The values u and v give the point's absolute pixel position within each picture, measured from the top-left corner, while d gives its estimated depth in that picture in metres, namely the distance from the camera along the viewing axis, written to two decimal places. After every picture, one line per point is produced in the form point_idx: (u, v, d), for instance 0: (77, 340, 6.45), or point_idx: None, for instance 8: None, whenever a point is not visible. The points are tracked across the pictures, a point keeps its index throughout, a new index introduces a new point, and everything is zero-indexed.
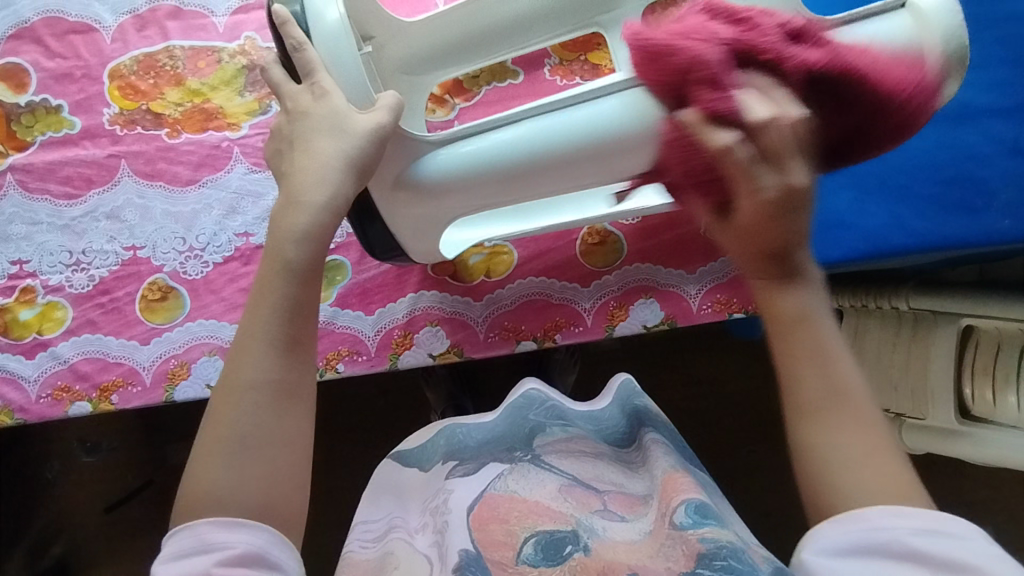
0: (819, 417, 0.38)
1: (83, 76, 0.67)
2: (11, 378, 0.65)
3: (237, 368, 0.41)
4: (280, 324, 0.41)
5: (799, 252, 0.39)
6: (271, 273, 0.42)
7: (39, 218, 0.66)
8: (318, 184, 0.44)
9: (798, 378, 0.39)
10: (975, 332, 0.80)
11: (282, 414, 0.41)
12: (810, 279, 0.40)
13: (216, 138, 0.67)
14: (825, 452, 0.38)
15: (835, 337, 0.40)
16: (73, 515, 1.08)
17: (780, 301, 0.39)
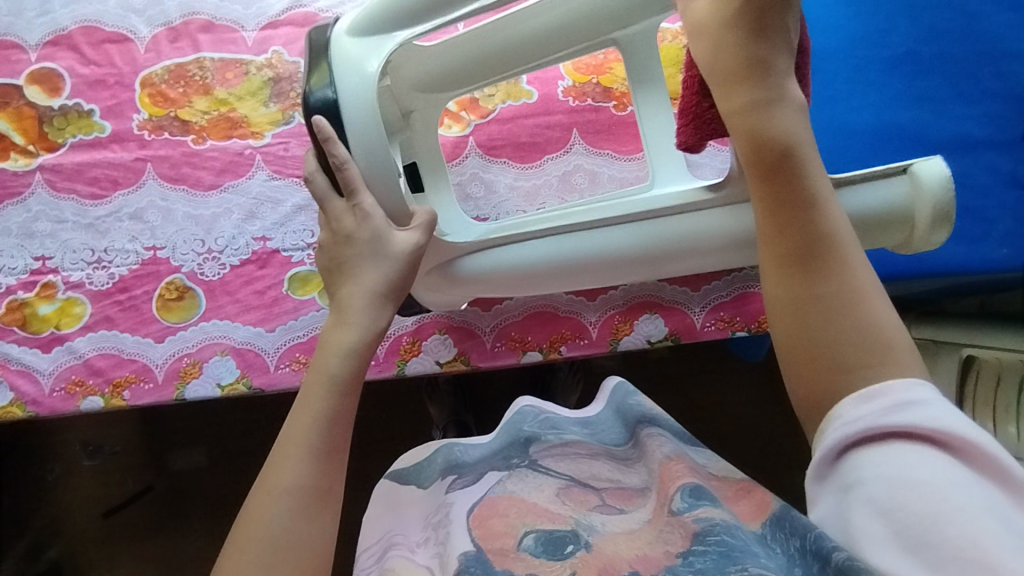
0: (808, 263, 0.39)
1: (115, 83, 0.70)
2: (26, 371, 0.66)
3: (276, 474, 0.45)
4: (318, 437, 0.46)
5: (777, 68, 0.42)
6: (316, 387, 0.47)
7: (64, 216, 0.69)
8: (363, 308, 0.49)
9: (788, 208, 0.40)
10: (976, 363, 0.81)
11: (312, 520, 0.44)
12: (798, 108, 0.42)
13: (240, 145, 0.70)
14: (807, 283, 0.38)
15: (823, 177, 0.41)
16: (71, 518, 1.08)
17: (765, 119, 0.41)
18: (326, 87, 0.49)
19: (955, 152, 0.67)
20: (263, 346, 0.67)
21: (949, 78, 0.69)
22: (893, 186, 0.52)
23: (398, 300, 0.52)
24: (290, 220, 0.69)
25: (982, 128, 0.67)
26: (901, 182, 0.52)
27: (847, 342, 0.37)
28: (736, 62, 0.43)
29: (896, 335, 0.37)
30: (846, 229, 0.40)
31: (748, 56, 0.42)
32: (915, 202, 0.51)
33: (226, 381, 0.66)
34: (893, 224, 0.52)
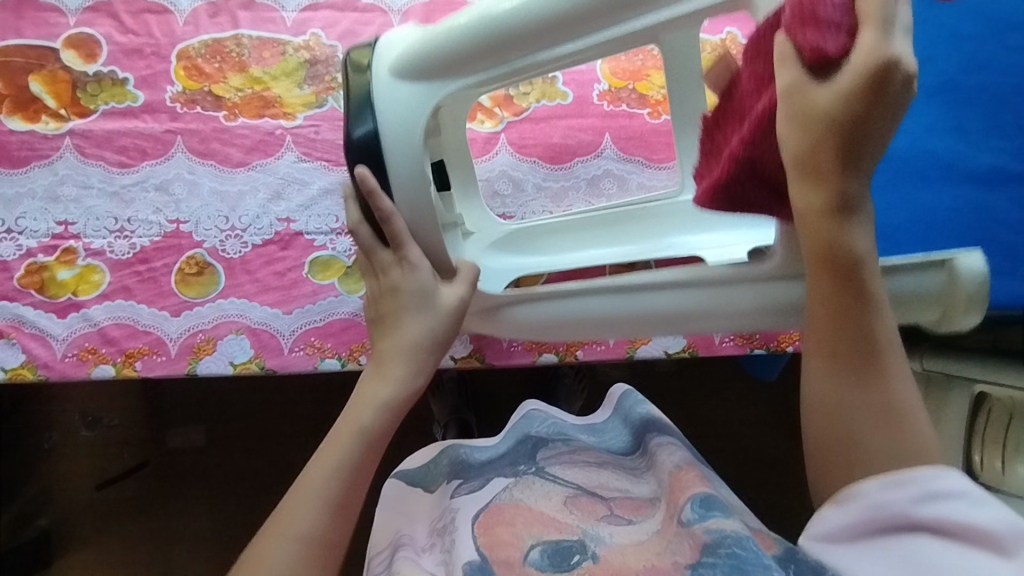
0: (854, 380, 0.41)
1: (152, 53, 0.70)
2: (40, 335, 0.66)
3: (289, 519, 0.45)
4: (334, 491, 0.46)
5: (856, 186, 0.40)
6: (343, 438, 0.48)
7: (91, 182, 0.68)
8: (409, 359, 0.50)
9: (842, 326, 0.41)
10: (988, 400, 0.80)
11: (311, 568, 0.44)
12: (866, 220, 0.42)
13: (271, 125, 0.70)
14: (854, 388, 0.41)
15: (881, 277, 0.42)
16: (64, 489, 1.07)
17: (835, 242, 0.41)
18: (366, 118, 0.48)
19: (985, 185, 0.67)
20: (279, 328, 0.67)
21: (986, 110, 0.68)
22: (930, 275, 0.52)
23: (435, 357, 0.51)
24: (316, 204, 0.69)
25: (1016, 162, 0.67)
26: (939, 273, 0.52)
27: (870, 429, 0.40)
28: (823, 170, 0.40)
29: (915, 423, 0.40)
30: (893, 335, 0.42)
31: (835, 150, 0.39)
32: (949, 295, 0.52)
33: (239, 359, 0.66)
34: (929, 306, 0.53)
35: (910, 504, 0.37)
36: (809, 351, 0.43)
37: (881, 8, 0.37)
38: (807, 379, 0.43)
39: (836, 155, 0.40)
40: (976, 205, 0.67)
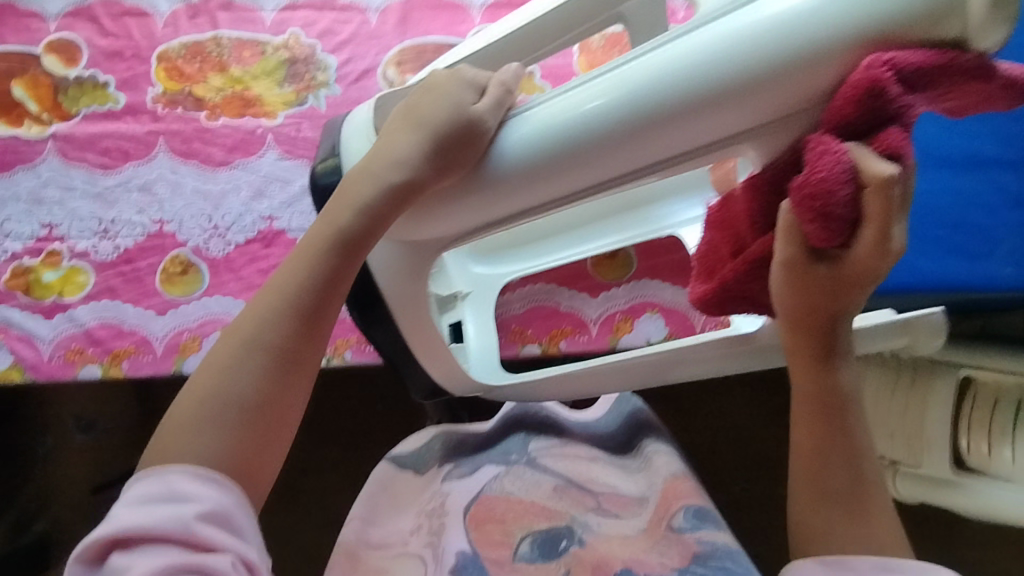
0: (835, 500, 0.43)
1: (132, 56, 0.71)
2: (26, 336, 0.66)
3: (254, 328, 0.43)
4: (303, 303, 0.44)
5: (844, 332, 0.42)
6: (319, 246, 0.44)
7: (74, 185, 0.69)
8: (395, 165, 0.43)
9: (827, 457, 0.43)
10: (975, 384, 0.81)
11: (279, 380, 0.42)
12: (851, 361, 0.44)
13: (252, 124, 0.70)
14: (839, 515, 0.42)
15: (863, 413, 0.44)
16: (60, 493, 1.08)
17: (825, 381, 0.43)
18: None
19: (963, 169, 0.68)
20: None
21: None
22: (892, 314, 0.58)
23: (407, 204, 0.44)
24: (298, 201, 0.70)
25: (992, 146, 0.67)
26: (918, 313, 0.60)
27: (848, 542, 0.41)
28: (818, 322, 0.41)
29: (892, 533, 0.42)
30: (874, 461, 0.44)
31: (822, 318, 0.41)
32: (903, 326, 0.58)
33: None
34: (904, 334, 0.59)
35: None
36: (797, 474, 0.44)
37: (887, 206, 0.33)
38: (795, 497, 0.45)
39: (825, 320, 0.41)
40: (952, 189, 0.68)
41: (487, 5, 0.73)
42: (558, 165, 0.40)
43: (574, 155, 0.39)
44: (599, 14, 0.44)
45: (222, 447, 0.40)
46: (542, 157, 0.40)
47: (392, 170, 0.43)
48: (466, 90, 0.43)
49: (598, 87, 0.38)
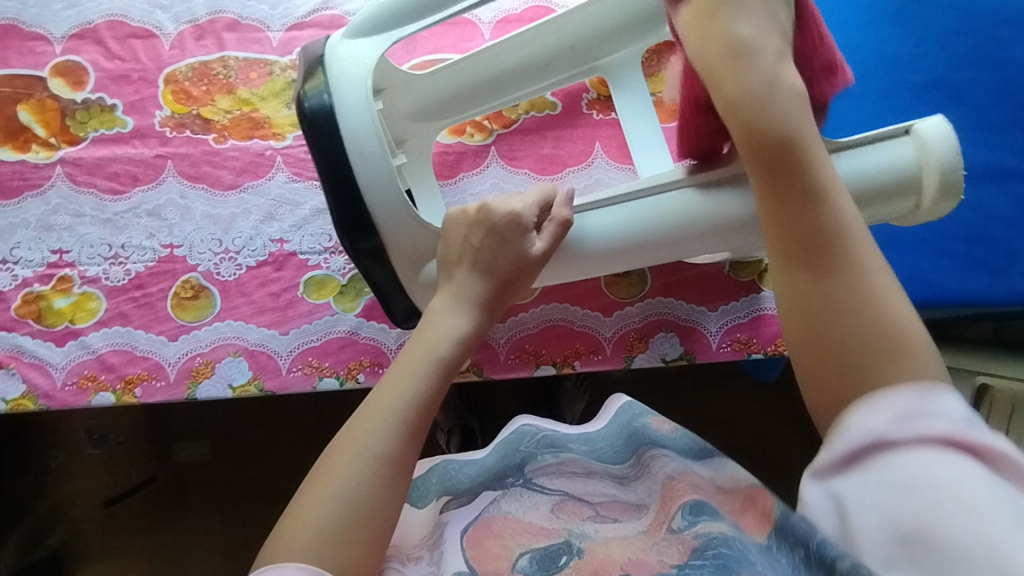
0: (816, 263, 0.39)
1: (139, 78, 0.70)
2: (39, 364, 0.66)
3: (364, 437, 0.44)
4: (408, 412, 0.46)
5: (778, 95, 0.42)
6: (421, 362, 0.48)
7: (84, 210, 0.68)
8: (454, 303, 0.51)
9: (784, 195, 0.40)
10: (990, 392, 0.79)
11: (387, 486, 0.43)
12: (798, 100, 0.42)
13: (261, 146, 0.70)
14: (812, 279, 0.39)
15: (827, 168, 0.41)
16: (72, 506, 1.08)
17: (766, 104, 0.42)
18: (321, 92, 0.51)
19: (979, 181, 0.67)
20: (276, 349, 0.67)
21: (979, 107, 0.67)
22: (897, 149, 0.49)
23: (491, 317, 0.53)
24: (308, 223, 0.69)
25: (1010, 157, 0.66)
26: (906, 143, 0.49)
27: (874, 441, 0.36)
28: (726, 49, 0.44)
29: (908, 337, 0.37)
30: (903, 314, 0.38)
31: (775, 142, 0.41)
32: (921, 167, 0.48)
33: (238, 382, 0.66)
34: (901, 191, 0.49)
35: (887, 426, 0.34)
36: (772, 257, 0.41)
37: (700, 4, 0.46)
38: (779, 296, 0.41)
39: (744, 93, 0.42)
40: (969, 202, 0.67)
41: (496, 20, 0.72)
42: (618, 257, 0.55)
43: (624, 255, 0.54)
44: (581, 64, 0.64)
45: (331, 552, 0.40)
46: (598, 252, 0.54)
47: (455, 305, 0.51)
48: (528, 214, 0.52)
49: (635, 210, 0.53)
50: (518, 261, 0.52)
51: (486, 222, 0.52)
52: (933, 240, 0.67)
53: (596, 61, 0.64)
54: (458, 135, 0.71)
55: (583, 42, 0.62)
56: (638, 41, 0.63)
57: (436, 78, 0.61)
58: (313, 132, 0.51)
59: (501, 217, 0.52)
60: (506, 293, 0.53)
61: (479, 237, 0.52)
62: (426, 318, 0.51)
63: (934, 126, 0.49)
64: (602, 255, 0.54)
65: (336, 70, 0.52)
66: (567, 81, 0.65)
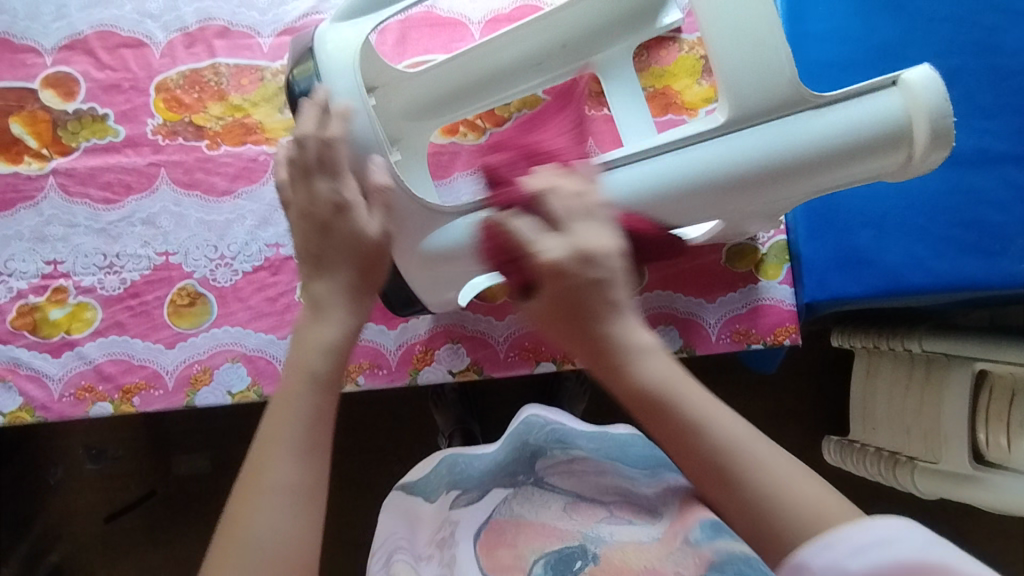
0: (725, 480, 0.39)
1: (130, 87, 0.70)
2: (36, 376, 0.66)
3: (262, 471, 0.41)
4: (304, 434, 0.43)
5: (596, 319, 0.41)
6: (299, 383, 0.44)
7: (77, 220, 0.68)
8: (321, 316, 0.46)
9: (687, 435, 0.40)
10: (991, 378, 0.78)
11: (300, 514, 0.41)
12: (645, 348, 0.42)
13: (254, 151, 0.70)
14: (731, 497, 0.39)
15: (694, 386, 0.42)
16: (72, 523, 1.07)
17: (634, 374, 0.41)
18: (313, 77, 0.53)
19: (972, 166, 0.67)
20: (275, 354, 0.67)
21: (968, 92, 0.68)
22: (882, 100, 0.46)
23: (362, 310, 0.48)
24: None
25: (1002, 141, 0.67)
26: (891, 95, 0.46)
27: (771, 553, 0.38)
28: (568, 316, 0.42)
29: (816, 491, 0.39)
30: (728, 418, 0.41)
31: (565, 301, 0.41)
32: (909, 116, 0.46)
33: (237, 388, 0.66)
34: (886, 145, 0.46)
35: None
36: (700, 488, 0.41)
37: (526, 228, 0.43)
38: (714, 505, 0.41)
39: (574, 318, 0.41)
40: (961, 187, 0.67)
41: (485, 20, 0.72)
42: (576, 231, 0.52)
43: (661, 216, 0.50)
44: (572, 63, 0.65)
45: None
46: None
47: (318, 316, 0.46)
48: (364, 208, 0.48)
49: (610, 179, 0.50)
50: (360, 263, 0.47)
51: (312, 207, 0.47)
52: (928, 226, 0.67)
53: (589, 58, 0.65)
54: (451, 135, 0.72)
55: (573, 41, 0.63)
56: (625, 38, 0.65)
57: (427, 76, 0.60)
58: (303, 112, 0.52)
59: (341, 224, 0.47)
60: (368, 285, 0.48)
61: (315, 239, 0.47)
62: (295, 342, 0.46)
63: (920, 75, 0.46)
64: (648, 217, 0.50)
65: (324, 53, 0.52)
66: (559, 79, 0.65)
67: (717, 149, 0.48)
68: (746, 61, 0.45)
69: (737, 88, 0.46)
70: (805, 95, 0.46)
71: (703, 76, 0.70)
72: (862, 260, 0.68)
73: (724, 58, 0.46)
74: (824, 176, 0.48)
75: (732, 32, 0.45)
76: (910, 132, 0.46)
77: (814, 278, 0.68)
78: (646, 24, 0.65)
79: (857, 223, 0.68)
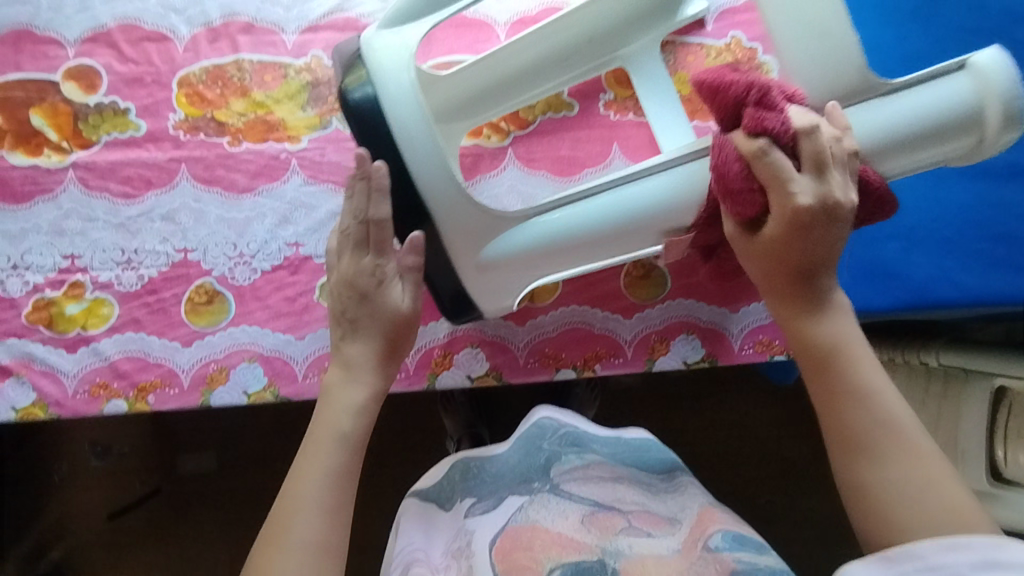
0: (867, 453, 0.43)
1: (153, 81, 0.69)
2: (50, 371, 0.65)
3: (283, 534, 0.45)
4: (324, 497, 0.47)
5: (822, 276, 0.46)
6: (325, 442, 0.49)
7: (96, 214, 0.67)
8: (347, 384, 0.53)
9: (837, 398, 0.45)
10: (1009, 394, 0.77)
11: (323, 570, 0.44)
12: (842, 310, 0.47)
13: (276, 149, 0.69)
14: (870, 471, 0.43)
15: (868, 363, 0.45)
16: (75, 520, 1.06)
17: (813, 330, 0.46)
18: (366, 83, 0.52)
19: (999, 180, 0.66)
20: (292, 354, 0.66)
21: None
22: (951, 85, 0.45)
23: (390, 372, 0.55)
24: (324, 227, 0.68)
25: None
26: (961, 78, 0.45)
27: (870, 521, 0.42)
28: (785, 273, 0.46)
29: (966, 504, 0.41)
30: (895, 402, 0.44)
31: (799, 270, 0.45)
32: (982, 100, 0.45)
33: (253, 388, 0.65)
34: (959, 129, 0.45)
35: None
36: (836, 455, 0.44)
37: (777, 169, 0.43)
38: (838, 473, 0.44)
39: (796, 271, 0.46)
40: (991, 200, 0.65)
41: (511, 21, 0.72)
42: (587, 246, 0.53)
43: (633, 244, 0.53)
44: (598, 57, 0.63)
45: None
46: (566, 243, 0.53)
47: (347, 376, 0.53)
48: (386, 290, 0.54)
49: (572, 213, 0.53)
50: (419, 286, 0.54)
51: (356, 279, 0.54)
52: (956, 239, 0.66)
53: (615, 53, 0.63)
54: (475, 137, 0.70)
55: (598, 33, 0.61)
56: (650, 30, 0.63)
57: (456, 77, 0.60)
58: (357, 122, 0.52)
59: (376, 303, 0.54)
60: (397, 348, 0.55)
61: (354, 306, 0.54)
62: (324, 401, 0.52)
63: (989, 58, 0.45)
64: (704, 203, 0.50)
65: (374, 58, 0.51)
66: (585, 76, 0.64)
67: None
68: (812, 53, 0.45)
69: (801, 78, 0.46)
70: (873, 82, 0.46)
71: None
72: (887, 272, 0.67)
73: (789, 51, 0.46)
74: (891, 162, 0.47)
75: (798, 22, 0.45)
76: (982, 114, 0.45)
77: (841, 288, 0.68)
78: (670, 15, 0.64)
79: (883, 234, 0.68)
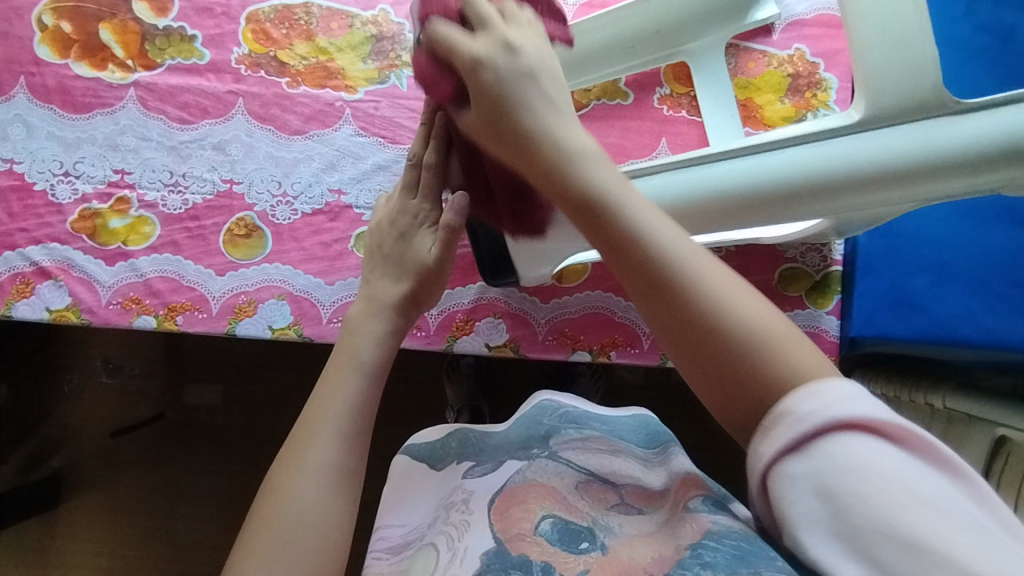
0: (674, 292, 0.36)
1: (222, 13, 0.71)
2: (86, 280, 0.67)
3: (305, 451, 0.45)
4: (348, 419, 0.47)
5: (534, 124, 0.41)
6: (347, 370, 0.49)
7: (151, 135, 0.69)
8: (371, 314, 0.53)
9: (618, 248, 0.38)
10: (1008, 444, 0.72)
11: (338, 494, 0.45)
12: (589, 155, 0.40)
13: (332, 96, 0.70)
14: (676, 312, 0.36)
15: (636, 207, 0.38)
16: (78, 431, 1.09)
17: (574, 178, 0.39)
18: None
19: None
20: (320, 298, 0.67)
21: None
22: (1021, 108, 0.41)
23: (411, 312, 0.55)
24: (368, 178, 0.69)
25: None
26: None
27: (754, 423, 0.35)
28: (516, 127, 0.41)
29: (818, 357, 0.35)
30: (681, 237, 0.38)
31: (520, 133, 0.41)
32: None
33: (278, 324, 0.67)
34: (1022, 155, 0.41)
35: None
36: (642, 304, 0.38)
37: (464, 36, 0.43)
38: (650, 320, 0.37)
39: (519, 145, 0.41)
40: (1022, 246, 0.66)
41: (579, 4, 0.72)
42: None
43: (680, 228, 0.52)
44: (664, 49, 0.64)
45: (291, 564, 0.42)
46: None
47: (370, 311, 0.53)
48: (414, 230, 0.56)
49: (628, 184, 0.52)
50: (443, 238, 0.54)
51: (398, 218, 0.56)
52: (984, 280, 0.66)
53: (681, 47, 0.65)
54: None
55: (667, 24, 0.62)
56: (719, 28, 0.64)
57: None
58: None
59: (408, 249, 0.55)
60: (422, 297, 0.55)
61: (391, 242, 0.56)
62: (348, 329, 0.52)
63: None
64: (745, 205, 0.48)
65: None
66: (647, 64, 0.65)
67: (849, 143, 0.44)
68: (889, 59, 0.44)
69: (872, 87, 0.44)
70: (945, 99, 0.42)
71: (788, 93, 0.69)
72: (914, 303, 0.68)
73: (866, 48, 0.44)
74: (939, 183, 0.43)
75: (880, 37, 0.44)
76: None
77: (862, 313, 0.69)
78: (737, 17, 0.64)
79: (914, 266, 0.69)
